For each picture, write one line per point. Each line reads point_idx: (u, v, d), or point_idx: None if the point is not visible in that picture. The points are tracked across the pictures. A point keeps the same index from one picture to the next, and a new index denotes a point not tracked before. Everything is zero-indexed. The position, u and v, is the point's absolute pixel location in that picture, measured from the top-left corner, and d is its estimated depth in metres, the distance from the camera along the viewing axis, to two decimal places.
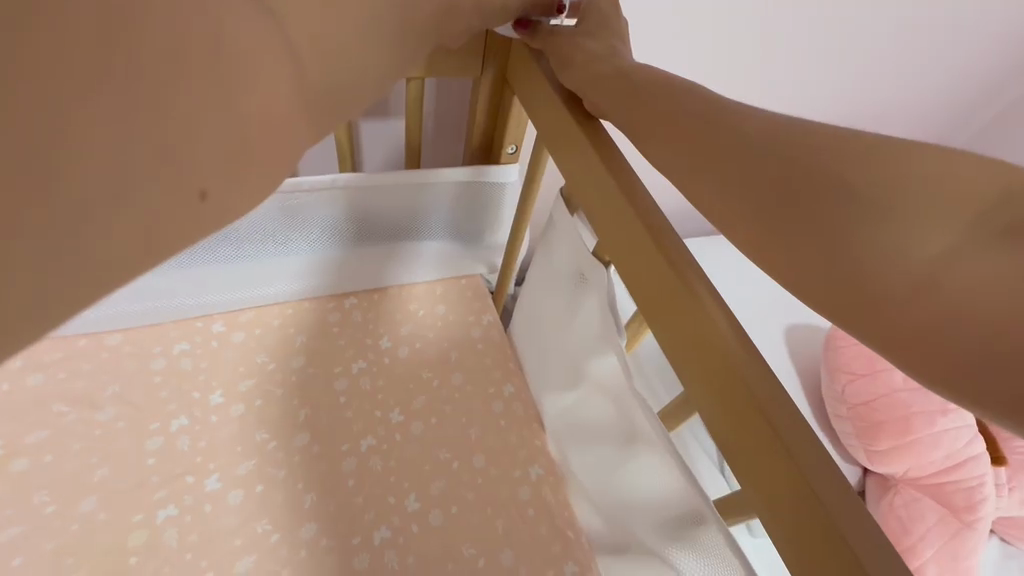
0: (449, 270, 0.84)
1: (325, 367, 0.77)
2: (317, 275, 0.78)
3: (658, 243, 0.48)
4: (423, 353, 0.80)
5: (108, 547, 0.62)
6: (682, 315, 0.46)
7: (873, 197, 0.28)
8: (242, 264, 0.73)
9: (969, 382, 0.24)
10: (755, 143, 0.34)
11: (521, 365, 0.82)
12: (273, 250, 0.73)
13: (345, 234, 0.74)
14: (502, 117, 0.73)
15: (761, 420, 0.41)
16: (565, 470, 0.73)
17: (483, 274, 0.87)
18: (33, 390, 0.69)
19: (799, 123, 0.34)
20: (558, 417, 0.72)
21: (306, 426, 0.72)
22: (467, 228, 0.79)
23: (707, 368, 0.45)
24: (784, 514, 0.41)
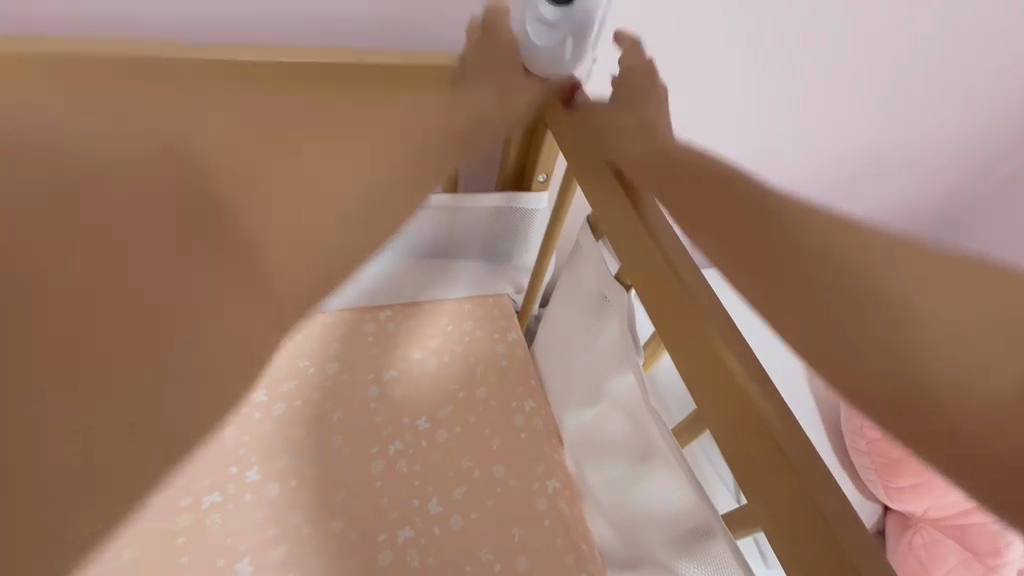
0: (477, 287, 0.90)
1: (359, 374, 0.82)
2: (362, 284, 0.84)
3: (675, 270, 0.52)
4: (451, 365, 0.84)
5: (156, 528, 0.67)
6: (694, 337, 0.50)
7: (907, 319, 0.36)
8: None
9: (951, 455, 0.33)
10: (800, 249, 0.40)
11: (542, 382, 0.85)
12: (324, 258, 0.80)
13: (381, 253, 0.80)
14: (535, 149, 0.79)
15: (766, 439, 0.45)
16: (582, 485, 0.76)
17: (509, 293, 0.92)
18: None
19: (834, 236, 0.40)
20: (576, 432, 0.76)
21: (340, 428, 0.78)
22: (496, 249, 0.84)
23: (716, 388, 0.48)
24: (785, 529, 0.43)
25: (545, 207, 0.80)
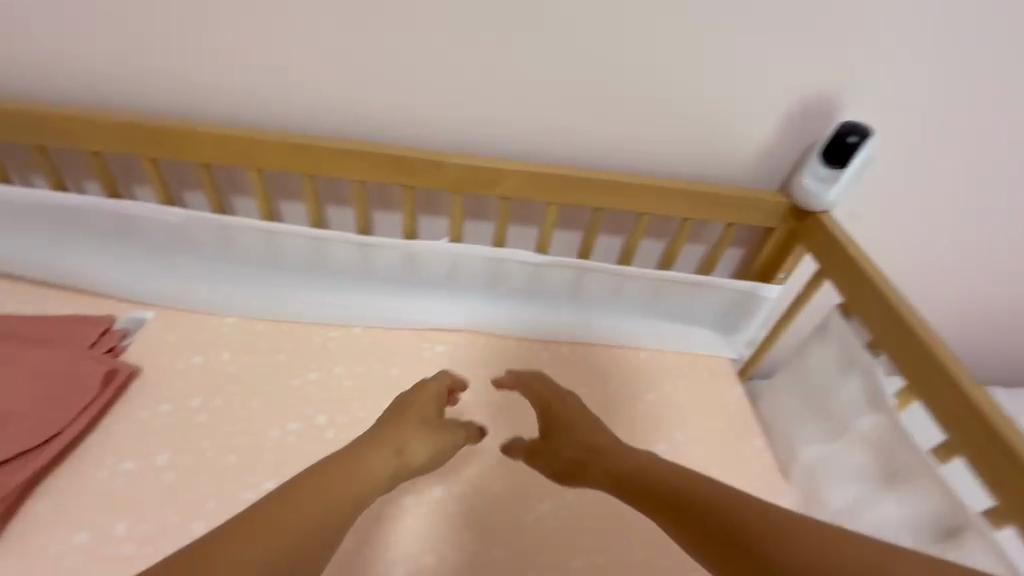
0: (708, 348, 1.26)
1: (634, 393, 1.17)
2: (623, 332, 1.25)
3: (910, 329, 0.83)
4: (692, 400, 1.17)
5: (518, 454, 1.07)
6: (927, 373, 0.81)
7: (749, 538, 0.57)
8: (583, 313, 1.24)
9: None
10: (683, 500, 0.66)
11: (774, 432, 1.11)
12: (604, 309, 1.24)
13: (648, 308, 1.23)
14: (783, 255, 1.16)
15: (994, 445, 0.72)
16: (814, 509, 0.99)
17: (729, 357, 1.28)
18: (477, 358, 1.20)
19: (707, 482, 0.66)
20: (815, 467, 0.99)
21: (622, 425, 1.13)
22: (727, 320, 1.25)
23: (952, 411, 0.77)
24: (1014, 508, 0.71)
25: (774, 295, 1.19)
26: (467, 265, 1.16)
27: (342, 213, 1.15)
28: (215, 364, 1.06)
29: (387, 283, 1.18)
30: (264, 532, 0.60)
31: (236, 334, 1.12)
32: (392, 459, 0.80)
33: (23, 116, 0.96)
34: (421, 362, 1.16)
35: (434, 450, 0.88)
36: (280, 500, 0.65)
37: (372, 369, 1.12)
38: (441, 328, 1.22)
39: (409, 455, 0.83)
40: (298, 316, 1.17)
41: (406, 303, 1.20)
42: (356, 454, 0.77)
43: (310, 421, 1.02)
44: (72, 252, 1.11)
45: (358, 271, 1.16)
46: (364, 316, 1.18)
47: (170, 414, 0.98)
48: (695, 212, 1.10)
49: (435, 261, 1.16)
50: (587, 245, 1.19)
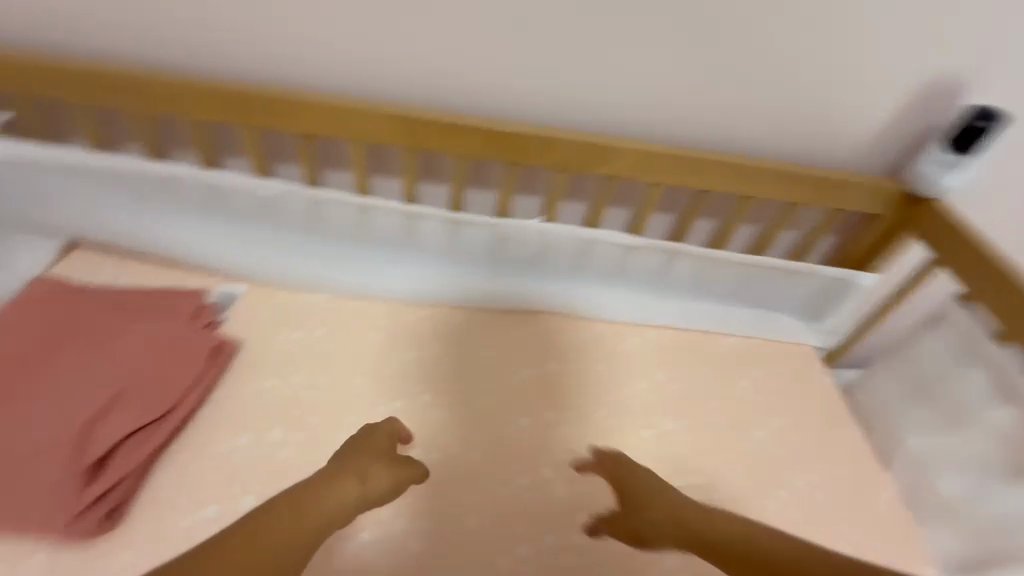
0: (795, 336, 1.24)
1: (727, 378, 1.16)
2: (710, 318, 1.23)
3: None
4: (787, 387, 1.15)
5: (618, 436, 1.06)
6: None
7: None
8: (670, 299, 1.21)
9: None
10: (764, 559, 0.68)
11: (871, 420, 1.12)
12: (691, 295, 1.22)
13: (736, 294, 1.21)
14: (884, 244, 1.13)
15: None
16: (917, 496, 1.01)
17: (816, 345, 1.26)
18: (566, 341, 1.17)
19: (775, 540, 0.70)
20: (925, 454, 1.01)
21: (719, 410, 1.11)
22: (815, 308, 1.22)
23: None
24: None
25: (867, 283, 1.17)
26: (557, 245, 1.14)
27: (438, 190, 1.14)
28: (314, 341, 1.07)
29: (476, 262, 1.16)
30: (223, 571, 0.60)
31: (331, 311, 1.12)
32: (352, 484, 0.78)
33: (132, 80, 0.94)
34: (514, 344, 1.15)
35: (396, 480, 0.83)
36: (238, 533, 0.65)
37: (468, 350, 1.12)
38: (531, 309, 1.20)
39: (368, 481, 0.80)
40: (389, 294, 1.15)
41: (494, 283, 1.18)
42: (316, 485, 0.75)
43: (416, 400, 1.04)
44: (167, 222, 1.08)
45: (450, 249, 1.14)
46: (455, 295, 1.17)
47: (281, 390, 1.00)
48: (802, 194, 1.07)
49: (525, 241, 1.13)
50: (683, 228, 1.16)
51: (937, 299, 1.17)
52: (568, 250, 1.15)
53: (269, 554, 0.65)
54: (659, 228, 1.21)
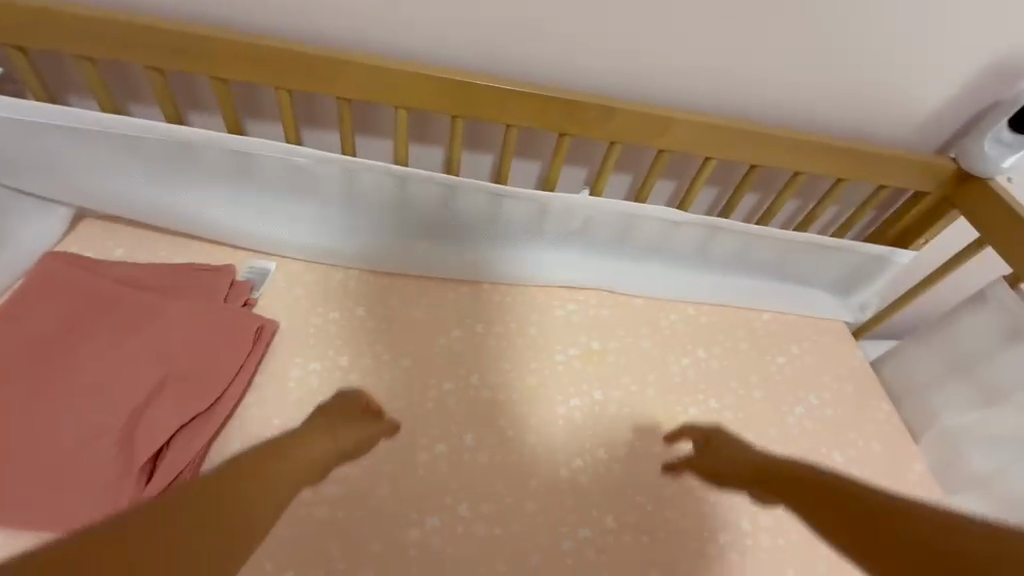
0: (826, 312, 1.24)
1: (763, 354, 1.17)
2: (747, 295, 1.22)
3: None
4: (822, 364, 1.17)
5: (665, 413, 1.05)
6: None
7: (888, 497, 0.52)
8: (710, 275, 1.20)
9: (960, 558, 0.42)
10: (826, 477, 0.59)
11: (902, 393, 1.15)
12: (730, 271, 1.20)
13: (772, 271, 1.20)
14: (927, 221, 1.13)
15: None
16: (947, 470, 1.05)
17: (845, 321, 1.27)
18: (606, 318, 1.15)
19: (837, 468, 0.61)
20: (959, 429, 1.05)
21: (760, 386, 1.12)
22: (847, 284, 1.22)
23: None
24: None
25: (903, 261, 1.17)
26: (600, 220, 1.09)
27: (479, 160, 1.08)
28: (353, 321, 1.03)
29: (515, 237, 1.10)
30: (254, 492, 0.54)
31: (368, 288, 1.07)
32: (322, 443, 0.77)
33: (136, 29, 0.83)
34: (556, 320, 1.12)
35: (362, 437, 0.86)
36: (241, 468, 0.57)
37: (511, 328, 1.09)
38: (571, 285, 1.17)
39: (338, 442, 0.80)
40: (426, 270, 1.10)
41: (531, 258, 1.13)
42: (306, 434, 0.76)
43: (464, 379, 1.01)
44: (187, 191, 1.00)
45: (489, 223, 1.07)
46: (492, 270, 1.12)
47: (323, 372, 0.96)
48: (861, 172, 1.04)
49: (567, 215, 1.08)
50: (730, 203, 1.12)
51: (973, 275, 1.18)
52: (609, 224, 1.10)
53: (282, 491, 0.59)
54: (703, 202, 1.17)
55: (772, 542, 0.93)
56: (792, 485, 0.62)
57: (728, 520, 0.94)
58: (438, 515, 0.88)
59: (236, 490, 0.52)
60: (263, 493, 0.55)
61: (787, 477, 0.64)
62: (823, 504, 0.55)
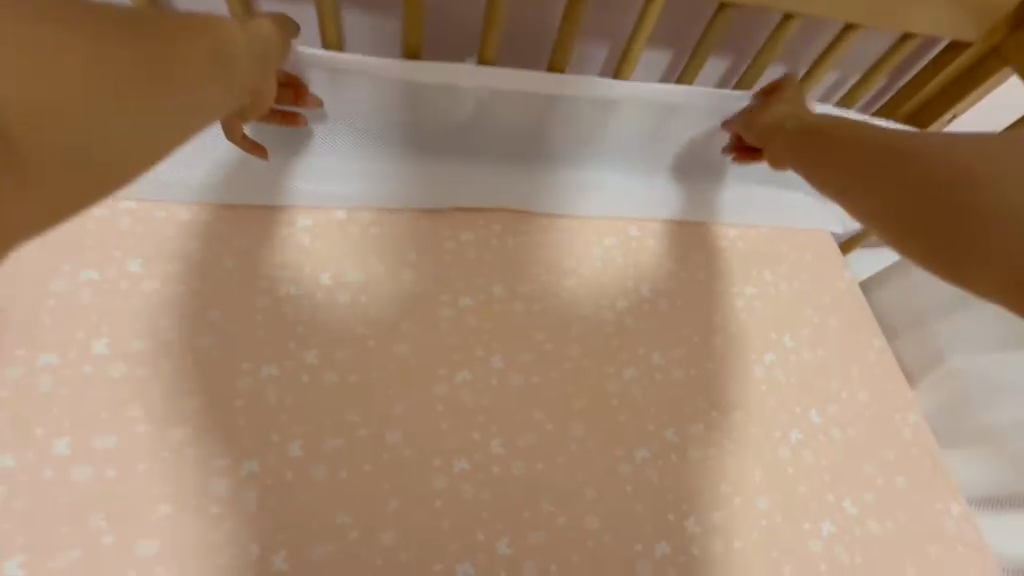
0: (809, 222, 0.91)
1: (726, 286, 0.85)
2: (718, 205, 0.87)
3: None
4: (800, 292, 0.87)
5: (595, 383, 0.74)
6: None
7: (971, 172, 0.47)
8: (666, 180, 0.85)
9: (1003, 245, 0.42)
10: (892, 160, 0.53)
11: (894, 327, 0.90)
12: (691, 173, 0.86)
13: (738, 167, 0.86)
14: (958, 89, 0.80)
15: None
16: (952, 420, 0.83)
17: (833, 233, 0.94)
18: (515, 249, 0.80)
19: (902, 141, 0.54)
20: (971, 375, 0.81)
21: (719, 330, 0.81)
22: None
23: None
24: None
25: None
26: (502, 100, 0.74)
27: (304, 21, 0.71)
28: (103, 280, 0.66)
29: (379, 134, 0.75)
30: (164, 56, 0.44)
31: (137, 226, 0.69)
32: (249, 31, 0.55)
33: None
34: (435, 257, 0.77)
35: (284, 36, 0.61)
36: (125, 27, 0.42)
37: (368, 271, 0.73)
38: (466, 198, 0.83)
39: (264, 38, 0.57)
40: (243, 198, 0.72)
41: (398, 167, 0.77)
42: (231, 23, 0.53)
43: (293, 358, 0.66)
44: None
45: (336, 114, 0.72)
46: (335, 189, 0.75)
47: (58, 369, 0.61)
48: (889, 16, 0.69)
49: (451, 96, 0.72)
50: (687, 71, 0.78)
51: None
52: (512, 104, 0.74)
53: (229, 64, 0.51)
54: (647, 74, 0.82)
55: (724, 546, 0.67)
56: (850, 168, 0.56)
57: (669, 524, 0.67)
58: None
59: (136, 57, 0.42)
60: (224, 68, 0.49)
61: (853, 155, 0.57)
62: (891, 200, 0.51)
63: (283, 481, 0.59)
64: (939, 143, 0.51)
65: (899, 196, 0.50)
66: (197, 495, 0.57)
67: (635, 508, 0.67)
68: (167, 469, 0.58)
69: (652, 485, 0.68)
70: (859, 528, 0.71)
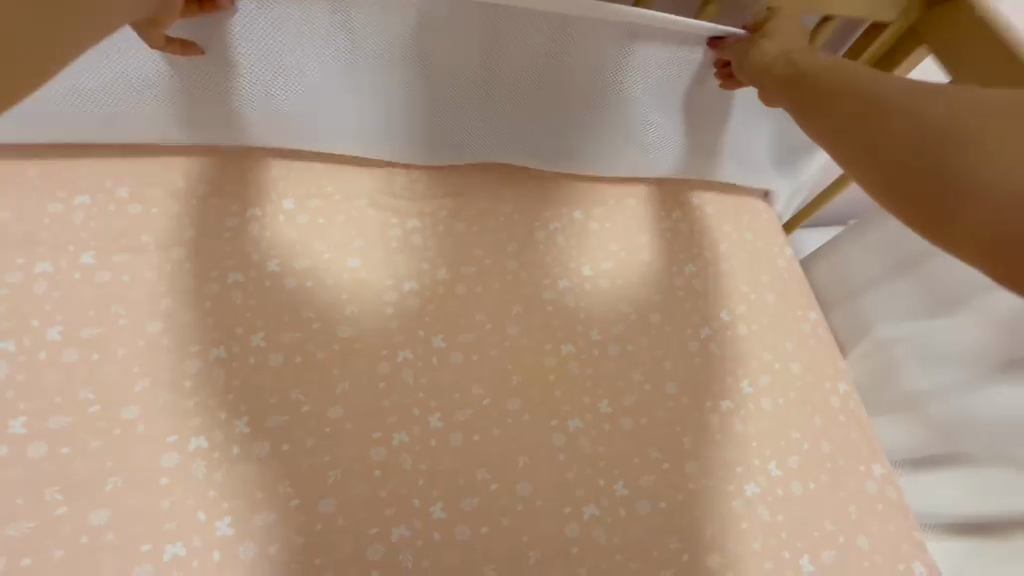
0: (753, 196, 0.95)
1: (666, 265, 0.88)
2: (642, 150, 0.87)
3: None
4: (740, 269, 0.90)
5: (533, 359, 0.78)
6: None
7: (976, 137, 0.43)
8: (599, 119, 0.83)
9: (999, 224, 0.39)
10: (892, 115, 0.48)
11: (826, 300, 0.93)
12: (629, 122, 0.83)
13: (680, 108, 0.83)
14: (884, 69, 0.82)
15: None
16: (876, 388, 0.87)
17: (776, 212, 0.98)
18: (459, 235, 0.83)
19: (905, 94, 0.48)
20: (890, 345, 0.85)
21: (657, 307, 0.84)
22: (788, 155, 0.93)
23: None
24: None
25: None
26: (428, 35, 0.71)
27: None
28: (57, 273, 0.69)
29: (298, 73, 0.72)
30: None
31: (89, 220, 0.73)
32: None
33: None
34: (380, 244, 0.80)
35: None
36: None
37: (313, 257, 0.77)
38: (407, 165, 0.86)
39: None
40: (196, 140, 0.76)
41: (317, 96, 0.75)
42: None
43: (239, 342, 0.70)
44: None
45: (251, 50, 0.69)
46: (253, 111, 0.74)
47: (14, 356, 0.64)
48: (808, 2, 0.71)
49: (373, 29, 0.70)
50: None
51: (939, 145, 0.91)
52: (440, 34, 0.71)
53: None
54: None
55: (651, 508, 0.71)
56: (840, 117, 0.51)
57: (599, 488, 0.71)
58: (183, 541, 0.60)
59: None
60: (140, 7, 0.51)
61: (844, 102, 0.52)
62: (881, 155, 0.47)
63: (227, 455, 0.64)
64: (923, 96, 0.47)
65: (892, 153, 0.46)
66: (147, 469, 0.62)
67: (567, 476, 0.71)
68: (118, 447, 0.62)
69: (584, 453, 0.73)
70: (782, 490, 0.76)
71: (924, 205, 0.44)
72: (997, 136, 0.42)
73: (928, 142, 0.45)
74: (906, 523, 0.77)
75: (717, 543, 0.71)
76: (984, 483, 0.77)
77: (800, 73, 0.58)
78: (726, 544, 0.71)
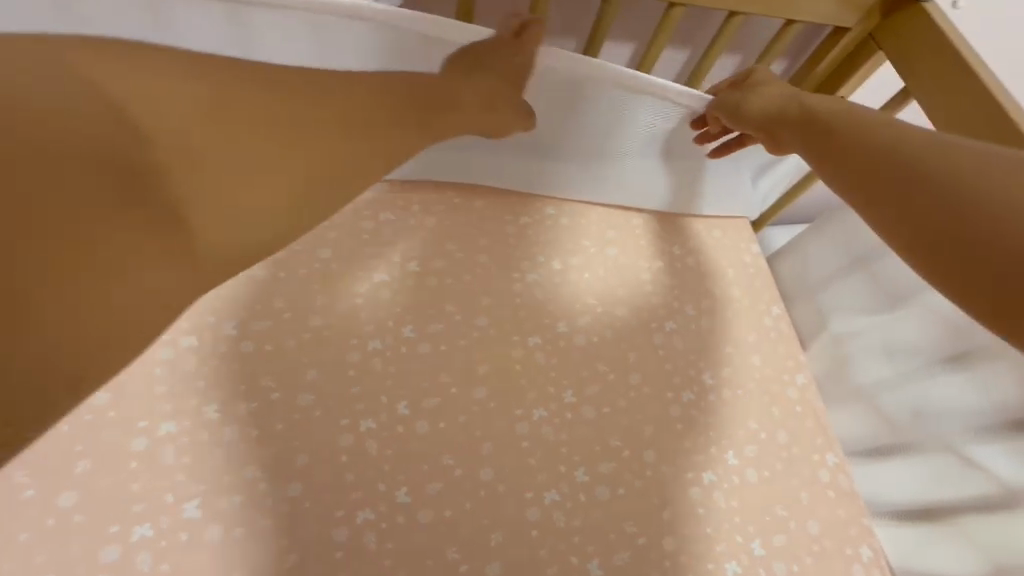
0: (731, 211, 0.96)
1: (634, 260, 0.90)
2: (621, 182, 0.90)
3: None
4: (706, 264, 0.93)
5: (499, 349, 0.80)
6: None
7: (975, 186, 0.43)
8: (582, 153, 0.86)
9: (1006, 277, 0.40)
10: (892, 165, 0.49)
11: (789, 297, 0.99)
12: (611, 158, 0.87)
13: (658, 148, 0.86)
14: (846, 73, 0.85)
15: None
16: (835, 381, 0.92)
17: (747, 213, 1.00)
18: (430, 228, 0.85)
19: (905, 143, 0.50)
20: (843, 337, 0.90)
21: (625, 301, 0.87)
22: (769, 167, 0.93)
23: None
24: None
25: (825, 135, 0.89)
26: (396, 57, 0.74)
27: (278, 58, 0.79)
28: None
29: None
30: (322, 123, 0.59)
31: None
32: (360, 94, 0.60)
33: None
34: (353, 237, 0.81)
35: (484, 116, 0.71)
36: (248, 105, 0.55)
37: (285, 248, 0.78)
38: None
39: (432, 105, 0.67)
40: None
41: None
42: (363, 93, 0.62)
43: (210, 330, 0.71)
44: None
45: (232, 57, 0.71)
46: None
47: None
48: (763, 1, 0.73)
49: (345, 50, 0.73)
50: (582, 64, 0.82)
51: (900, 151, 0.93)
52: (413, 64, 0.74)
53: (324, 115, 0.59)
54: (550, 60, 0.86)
55: (610, 493, 0.74)
56: (838, 166, 0.54)
57: (559, 474, 0.74)
58: (150, 522, 0.61)
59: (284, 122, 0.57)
60: (362, 133, 0.60)
61: (841, 155, 0.54)
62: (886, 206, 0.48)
63: (196, 440, 0.65)
64: (933, 142, 0.48)
65: (897, 203, 0.47)
66: (117, 452, 0.63)
67: (529, 462, 0.73)
68: (87, 430, 0.64)
69: (547, 441, 0.75)
70: (738, 477, 0.79)
71: (932, 256, 0.44)
72: (992, 186, 0.43)
73: (923, 191, 0.46)
74: (855, 509, 0.81)
75: (672, 528, 0.74)
76: (937, 469, 0.80)
77: (800, 124, 0.61)
78: (681, 528, 0.74)
